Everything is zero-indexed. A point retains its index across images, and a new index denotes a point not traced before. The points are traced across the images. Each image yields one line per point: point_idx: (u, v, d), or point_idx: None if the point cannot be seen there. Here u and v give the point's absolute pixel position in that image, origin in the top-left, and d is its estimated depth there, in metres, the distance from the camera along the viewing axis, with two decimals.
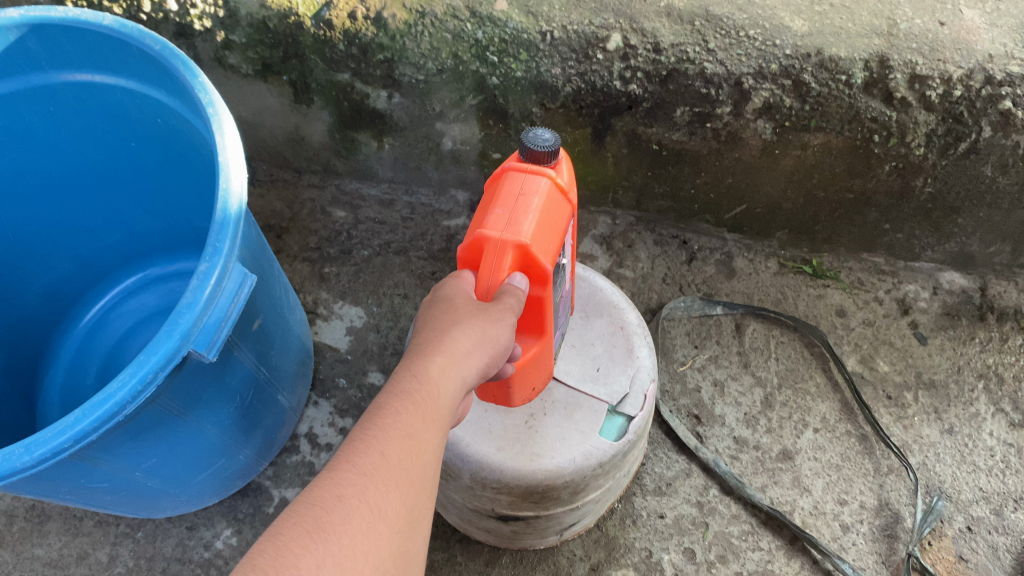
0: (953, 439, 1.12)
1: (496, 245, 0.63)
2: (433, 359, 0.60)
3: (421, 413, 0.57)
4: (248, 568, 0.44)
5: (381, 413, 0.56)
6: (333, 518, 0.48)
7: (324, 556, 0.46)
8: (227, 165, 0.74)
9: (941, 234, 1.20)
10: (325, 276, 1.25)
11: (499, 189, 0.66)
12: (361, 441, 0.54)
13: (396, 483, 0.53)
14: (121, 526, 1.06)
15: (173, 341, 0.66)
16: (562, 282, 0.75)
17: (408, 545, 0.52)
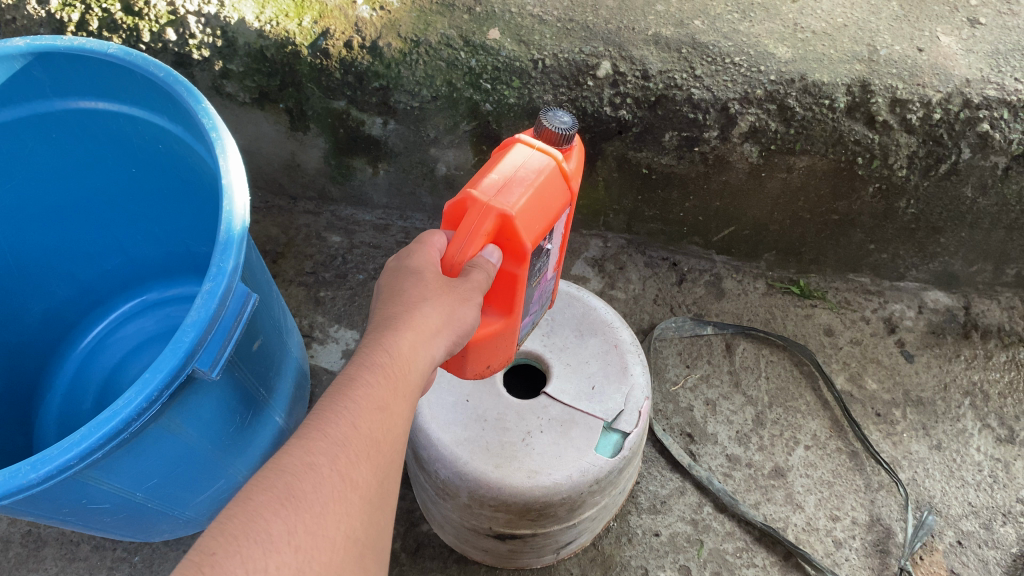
0: (941, 455, 1.14)
1: (481, 209, 0.64)
2: (403, 332, 0.61)
3: (393, 386, 0.60)
4: (218, 531, 0.47)
5: (352, 385, 0.58)
6: (305, 486, 0.51)
7: (294, 523, 0.49)
8: (230, 187, 0.77)
9: (924, 255, 1.23)
10: (320, 300, 1.26)
11: (501, 159, 0.68)
12: (331, 412, 0.56)
13: (366, 454, 0.56)
14: (117, 550, 1.06)
15: (178, 359, 0.68)
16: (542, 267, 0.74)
17: (377, 513, 0.56)
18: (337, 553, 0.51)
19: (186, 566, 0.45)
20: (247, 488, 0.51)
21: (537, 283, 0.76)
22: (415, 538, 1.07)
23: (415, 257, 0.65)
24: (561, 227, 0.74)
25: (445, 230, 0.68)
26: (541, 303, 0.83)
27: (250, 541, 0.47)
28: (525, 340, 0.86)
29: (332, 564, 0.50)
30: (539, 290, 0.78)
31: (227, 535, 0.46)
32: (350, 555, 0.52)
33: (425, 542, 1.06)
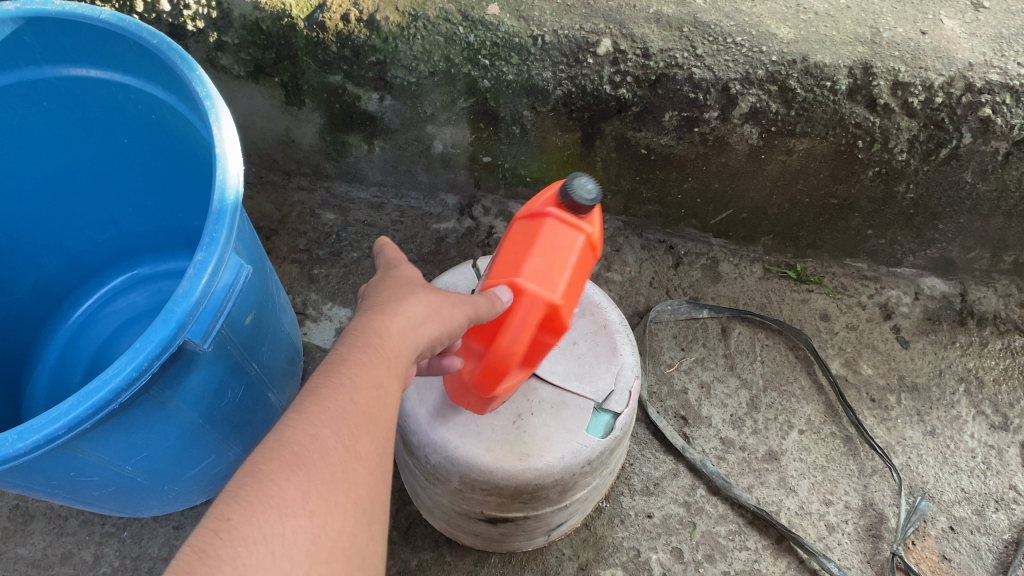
0: (934, 441, 1.14)
1: (530, 303, 0.66)
2: (392, 318, 0.62)
3: (390, 360, 0.59)
4: (230, 499, 0.46)
5: (348, 360, 0.57)
6: (311, 454, 0.50)
7: (306, 489, 0.48)
8: (223, 156, 0.75)
9: (922, 240, 1.22)
10: (314, 277, 1.25)
11: (536, 234, 0.66)
12: (331, 385, 0.55)
13: (368, 428, 0.55)
14: (106, 525, 1.05)
15: (169, 330, 0.67)
16: None
17: (381, 483, 0.55)
18: (349, 522, 0.50)
19: (201, 534, 0.44)
20: (251, 458, 0.50)
21: None
22: (407, 517, 1.06)
23: (403, 270, 0.70)
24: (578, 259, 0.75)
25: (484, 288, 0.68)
26: None
27: (263, 507, 0.46)
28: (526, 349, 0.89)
29: (344, 532, 0.49)
30: None
31: (241, 502, 0.45)
32: (359, 524, 0.51)
33: (417, 521, 1.06)
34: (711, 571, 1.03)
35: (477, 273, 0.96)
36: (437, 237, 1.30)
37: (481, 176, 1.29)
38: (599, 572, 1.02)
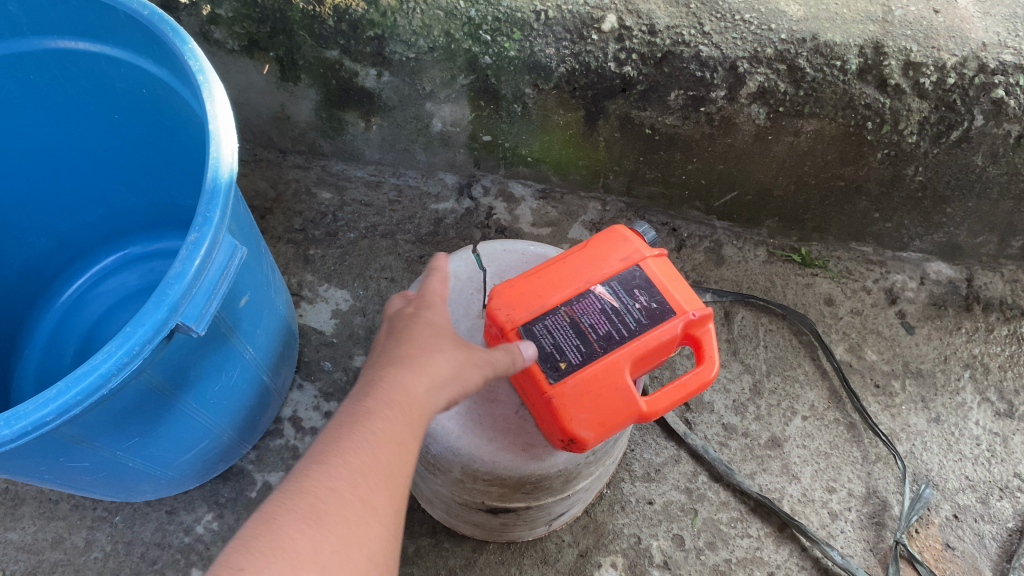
0: (939, 428, 1.12)
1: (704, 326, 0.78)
2: (418, 362, 0.65)
3: (410, 408, 0.62)
4: (243, 548, 0.48)
5: (371, 408, 0.61)
6: (327, 507, 0.53)
7: (320, 543, 0.50)
8: (217, 133, 0.73)
9: (929, 224, 1.20)
10: (310, 258, 1.22)
11: (669, 270, 0.79)
12: (356, 431, 0.59)
13: (383, 482, 0.57)
14: (98, 509, 1.03)
15: (161, 314, 0.65)
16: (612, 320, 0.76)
17: (397, 538, 0.57)
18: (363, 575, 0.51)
19: None
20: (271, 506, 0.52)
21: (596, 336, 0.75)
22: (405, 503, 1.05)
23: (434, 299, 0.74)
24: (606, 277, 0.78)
25: (682, 324, 0.75)
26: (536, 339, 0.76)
27: (274, 559, 0.48)
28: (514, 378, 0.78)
29: None
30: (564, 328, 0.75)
31: (254, 556, 0.47)
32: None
33: (415, 507, 1.05)
34: (712, 558, 1.02)
35: (476, 259, 0.94)
36: (436, 217, 1.28)
37: (481, 155, 1.27)
38: (599, 559, 1.01)
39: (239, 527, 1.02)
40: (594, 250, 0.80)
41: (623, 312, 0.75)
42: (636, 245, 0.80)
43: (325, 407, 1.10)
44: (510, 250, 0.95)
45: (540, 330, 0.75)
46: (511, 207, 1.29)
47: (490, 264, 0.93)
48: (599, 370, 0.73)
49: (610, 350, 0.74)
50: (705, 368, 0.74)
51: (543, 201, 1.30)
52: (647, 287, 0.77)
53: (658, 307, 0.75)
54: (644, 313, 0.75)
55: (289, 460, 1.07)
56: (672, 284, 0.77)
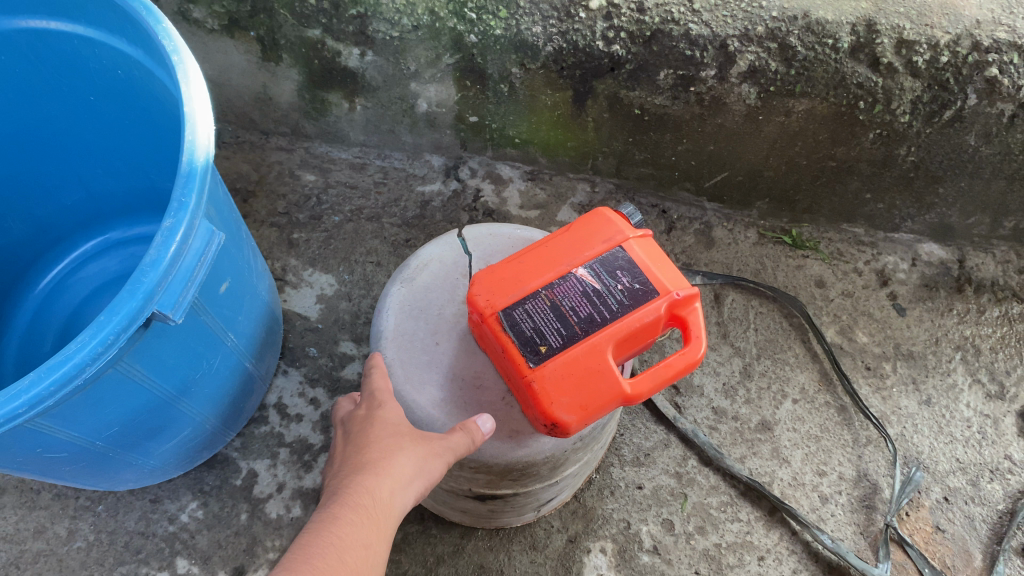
0: (930, 411, 1.12)
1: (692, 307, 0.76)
2: (382, 472, 0.74)
3: (373, 525, 0.72)
4: None
5: (337, 522, 0.70)
6: None
7: None
8: (193, 116, 0.71)
9: (921, 205, 1.19)
10: (294, 242, 1.20)
11: (656, 250, 0.78)
12: (320, 544, 0.68)
13: None
14: (80, 499, 1.01)
15: (136, 302, 0.63)
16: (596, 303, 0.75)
17: None
18: None
19: None
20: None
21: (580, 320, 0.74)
22: None
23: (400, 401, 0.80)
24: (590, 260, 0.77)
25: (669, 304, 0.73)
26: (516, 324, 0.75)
27: None
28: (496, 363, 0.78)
29: None
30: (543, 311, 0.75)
31: None
32: None
33: None
34: (702, 543, 1.02)
35: (462, 244, 0.93)
36: (422, 200, 1.26)
37: (468, 136, 1.25)
38: (589, 544, 1.01)
39: (224, 515, 1.01)
40: (577, 232, 0.79)
41: (605, 294, 0.74)
42: (621, 226, 0.78)
43: (310, 393, 1.09)
44: (495, 235, 0.94)
45: (520, 314, 0.75)
46: (499, 189, 1.27)
47: (476, 249, 0.92)
48: (580, 353, 0.72)
49: (592, 332, 0.73)
50: (693, 348, 0.73)
51: (531, 183, 1.28)
52: (630, 268, 0.75)
53: (641, 288, 0.74)
54: (627, 294, 0.74)
55: (274, 447, 1.05)
56: (656, 265, 0.76)
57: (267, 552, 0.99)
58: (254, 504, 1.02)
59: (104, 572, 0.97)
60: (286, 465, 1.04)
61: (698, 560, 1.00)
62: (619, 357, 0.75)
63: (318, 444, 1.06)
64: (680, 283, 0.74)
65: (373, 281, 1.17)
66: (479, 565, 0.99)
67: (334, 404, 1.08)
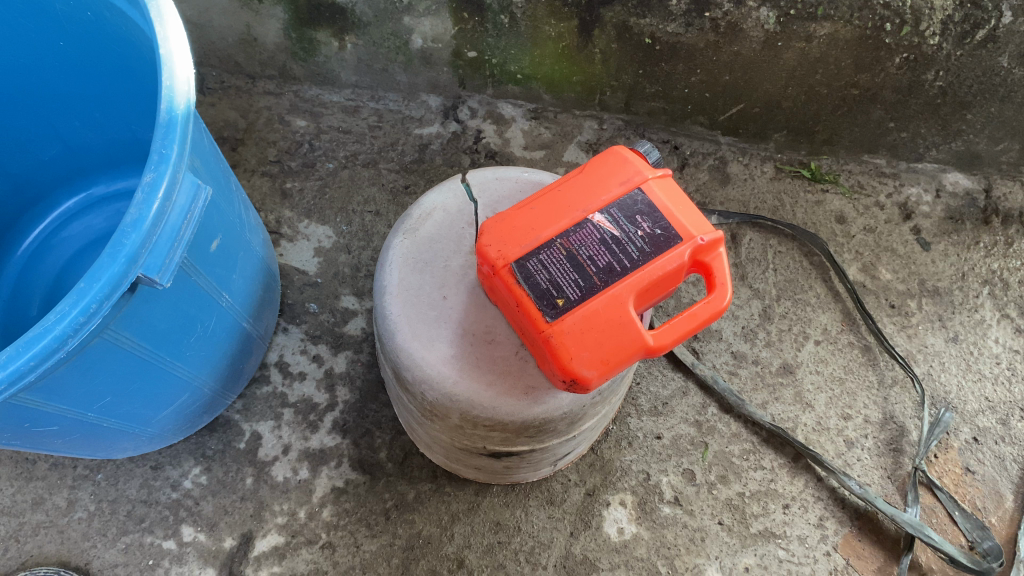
0: (957, 348, 1.08)
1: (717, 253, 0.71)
2: None
3: None
4: None
5: None
6: None
7: None
8: (169, 58, 0.65)
9: (947, 133, 1.13)
10: (287, 192, 1.14)
11: (678, 193, 0.72)
12: None
13: None
14: (78, 468, 0.97)
15: (119, 266, 0.58)
16: (616, 251, 0.69)
17: None
18: None
19: None
20: None
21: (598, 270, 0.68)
22: (402, 448, 0.99)
23: None
24: (605, 203, 0.71)
25: (692, 249, 0.68)
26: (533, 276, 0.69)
27: None
28: (512, 317, 0.73)
29: None
30: (561, 261, 0.69)
31: None
32: None
33: (413, 451, 0.99)
34: (725, 492, 0.98)
35: (466, 190, 0.87)
36: (420, 143, 1.19)
37: (467, 73, 1.17)
38: (608, 497, 0.97)
39: (228, 480, 0.97)
40: (591, 174, 0.73)
41: (625, 242, 0.69)
42: (639, 165, 0.72)
43: (313, 350, 1.04)
44: (501, 179, 0.88)
45: (535, 266, 0.70)
46: (501, 130, 1.21)
47: (482, 195, 0.87)
48: (600, 305, 0.67)
49: (612, 283, 0.68)
50: (718, 296, 0.68)
51: (534, 122, 1.22)
52: (650, 213, 0.70)
53: (662, 234, 0.69)
54: (647, 241, 0.68)
55: (278, 408, 1.01)
56: (679, 209, 0.70)
57: (275, 517, 0.95)
58: (259, 467, 0.98)
59: (108, 542, 0.94)
60: (291, 427, 1.00)
61: (721, 510, 0.97)
62: (641, 309, 0.70)
63: (324, 403, 1.01)
64: (703, 227, 0.69)
65: (372, 232, 1.11)
66: (496, 523, 0.96)
67: (338, 361, 1.04)
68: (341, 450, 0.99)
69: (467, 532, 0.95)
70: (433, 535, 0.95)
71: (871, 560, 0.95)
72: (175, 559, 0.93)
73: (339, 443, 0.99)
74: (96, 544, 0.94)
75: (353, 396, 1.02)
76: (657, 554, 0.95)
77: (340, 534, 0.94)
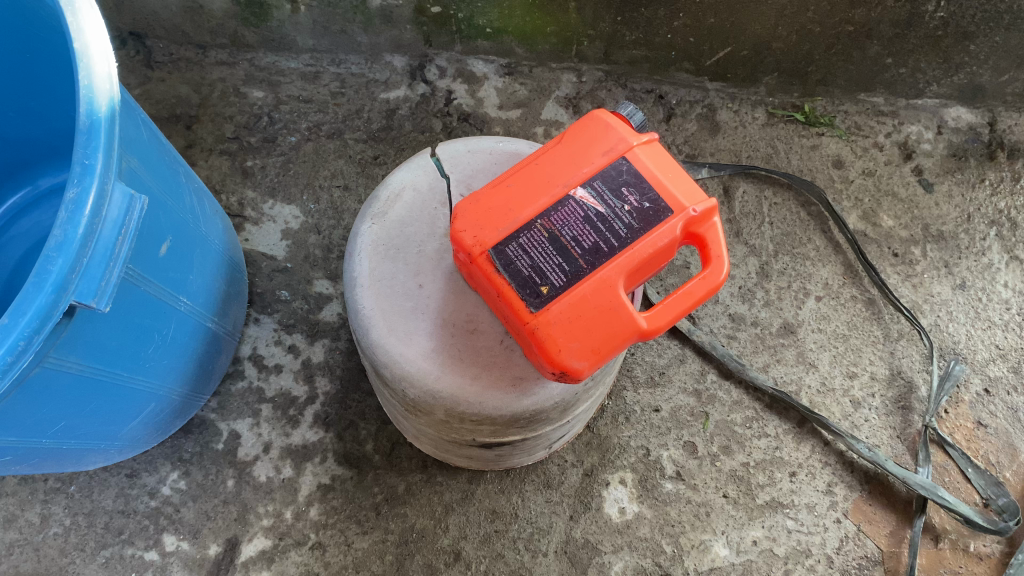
0: (965, 296, 1.02)
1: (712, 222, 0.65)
2: None
3: None
4: None
5: None
6: None
7: None
8: (86, 51, 0.58)
9: (949, 65, 1.05)
10: (248, 170, 1.07)
11: (669, 157, 0.66)
12: None
13: None
14: (49, 480, 0.92)
15: (46, 296, 0.51)
16: (601, 230, 0.62)
17: None
18: None
19: None
20: None
21: (584, 253, 0.62)
22: (389, 438, 0.95)
23: None
24: (589, 177, 0.64)
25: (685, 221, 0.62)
26: (514, 264, 0.63)
27: None
28: (494, 304, 0.67)
29: None
30: (543, 246, 0.63)
31: None
32: None
33: (401, 441, 0.95)
34: (729, 463, 0.94)
35: (437, 166, 0.80)
36: (387, 109, 1.11)
37: (432, 30, 1.09)
38: (607, 477, 0.93)
39: (209, 484, 0.92)
40: (572, 143, 0.66)
41: (611, 218, 0.63)
42: (622, 131, 0.65)
43: (288, 341, 0.98)
44: (474, 151, 0.81)
45: (514, 251, 0.63)
46: (473, 89, 1.13)
47: (454, 170, 0.80)
48: (588, 290, 0.61)
49: (599, 265, 0.62)
50: (714, 270, 0.62)
51: (508, 77, 1.14)
52: (637, 184, 0.63)
53: (651, 207, 0.62)
54: (635, 216, 0.62)
55: (255, 404, 0.96)
56: (668, 176, 0.64)
57: (261, 519, 0.91)
58: (240, 468, 0.93)
59: (87, 557, 0.89)
60: (270, 423, 0.95)
61: (726, 483, 0.93)
62: (631, 289, 0.64)
63: (303, 396, 0.96)
64: (695, 196, 0.63)
65: (342, 209, 1.04)
66: (491, 511, 0.92)
67: (315, 350, 0.98)
68: (325, 445, 0.94)
69: (462, 523, 0.91)
70: (427, 528, 0.91)
71: (883, 524, 0.92)
72: (159, 570, 0.89)
73: (323, 437, 0.94)
74: (75, 560, 0.89)
75: (333, 386, 0.97)
76: (661, 532, 0.91)
77: (330, 534, 0.90)
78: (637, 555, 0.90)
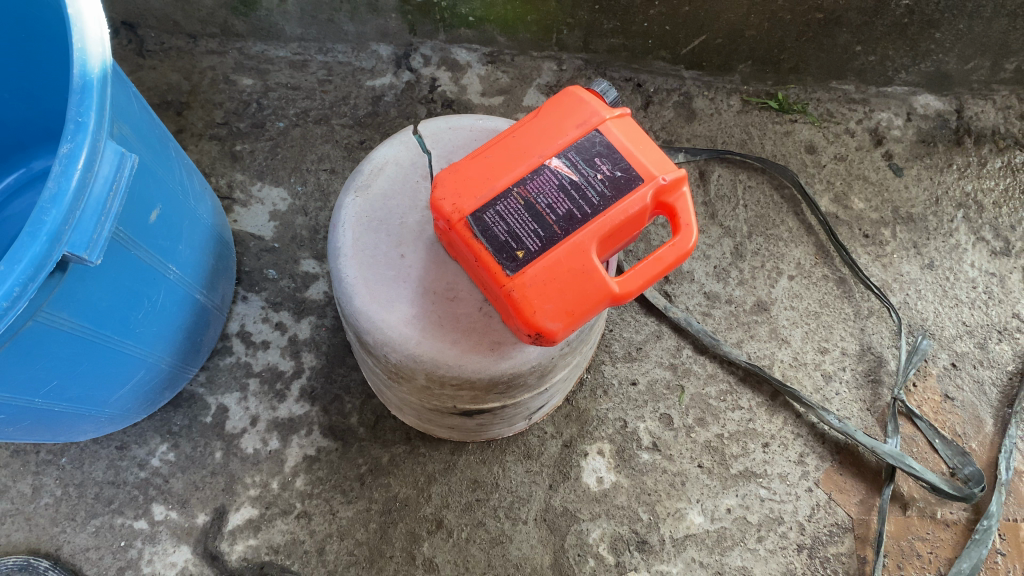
0: (933, 275, 1.06)
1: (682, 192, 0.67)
2: None
3: None
4: None
5: None
6: None
7: None
8: (80, 18, 0.61)
9: (916, 53, 1.09)
10: (237, 154, 1.10)
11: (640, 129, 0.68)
12: None
13: None
14: (41, 452, 0.94)
15: (40, 245, 0.54)
16: (575, 199, 0.65)
17: None
18: None
19: None
20: None
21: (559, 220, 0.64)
22: (373, 411, 0.97)
23: None
24: (564, 149, 0.66)
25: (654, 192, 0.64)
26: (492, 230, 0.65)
27: None
28: (474, 271, 0.69)
29: None
30: (519, 212, 0.65)
31: None
32: None
33: (385, 415, 0.97)
34: (703, 435, 0.97)
35: (419, 143, 0.82)
36: (373, 96, 1.14)
37: (416, 19, 1.13)
38: (585, 448, 0.96)
39: (197, 456, 0.95)
40: (548, 116, 0.68)
41: (584, 186, 0.65)
42: (595, 104, 0.68)
43: (275, 318, 1.01)
44: (455, 129, 0.84)
45: (491, 217, 0.65)
46: (457, 76, 1.16)
47: (436, 146, 0.82)
48: (562, 255, 0.63)
49: (573, 231, 0.64)
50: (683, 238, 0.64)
51: (491, 66, 1.17)
52: (609, 154, 0.66)
53: (623, 175, 0.65)
54: (607, 185, 0.64)
55: (243, 378, 0.98)
56: (638, 148, 0.66)
57: (247, 489, 0.93)
58: (227, 440, 0.95)
59: (77, 526, 0.91)
60: (257, 397, 0.97)
61: (700, 453, 0.96)
62: (605, 254, 0.66)
63: (290, 370, 0.99)
64: (664, 166, 0.65)
65: (329, 191, 1.07)
66: (473, 481, 0.94)
67: (301, 327, 1.01)
68: (311, 418, 0.97)
69: (444, 492, 0.94)
70: (410, 497, 0.93)
71: (854, 493, 0.94)
72: (148, 539, 0.91)
73: (308, 411, 0.97)
74: (65, 529, 0.91)
75: (319, 361, 0.99)
76: (638, 500, 0.93)
77: (315, 503, 0.93)
78: (614, 523, 0.92)
